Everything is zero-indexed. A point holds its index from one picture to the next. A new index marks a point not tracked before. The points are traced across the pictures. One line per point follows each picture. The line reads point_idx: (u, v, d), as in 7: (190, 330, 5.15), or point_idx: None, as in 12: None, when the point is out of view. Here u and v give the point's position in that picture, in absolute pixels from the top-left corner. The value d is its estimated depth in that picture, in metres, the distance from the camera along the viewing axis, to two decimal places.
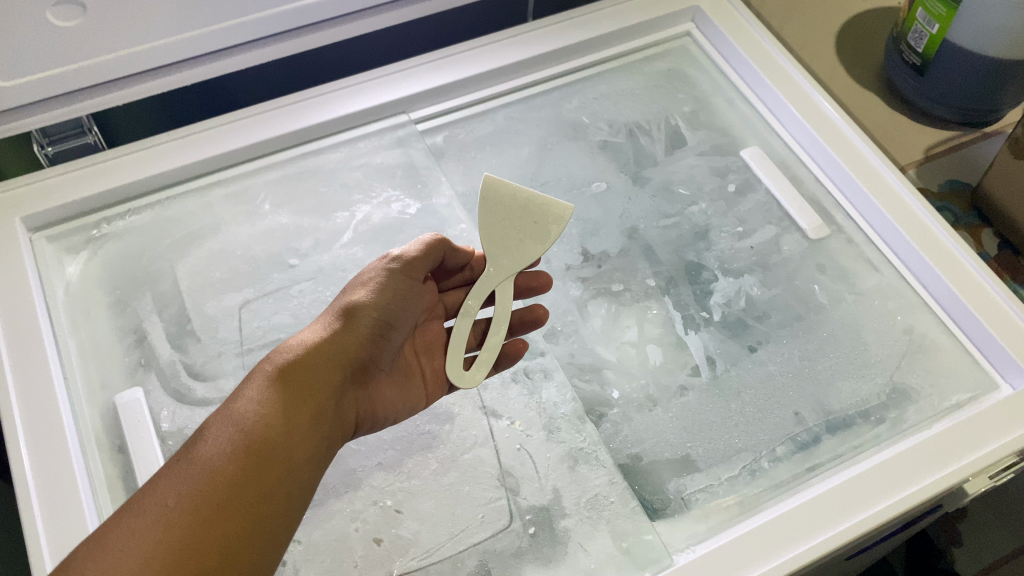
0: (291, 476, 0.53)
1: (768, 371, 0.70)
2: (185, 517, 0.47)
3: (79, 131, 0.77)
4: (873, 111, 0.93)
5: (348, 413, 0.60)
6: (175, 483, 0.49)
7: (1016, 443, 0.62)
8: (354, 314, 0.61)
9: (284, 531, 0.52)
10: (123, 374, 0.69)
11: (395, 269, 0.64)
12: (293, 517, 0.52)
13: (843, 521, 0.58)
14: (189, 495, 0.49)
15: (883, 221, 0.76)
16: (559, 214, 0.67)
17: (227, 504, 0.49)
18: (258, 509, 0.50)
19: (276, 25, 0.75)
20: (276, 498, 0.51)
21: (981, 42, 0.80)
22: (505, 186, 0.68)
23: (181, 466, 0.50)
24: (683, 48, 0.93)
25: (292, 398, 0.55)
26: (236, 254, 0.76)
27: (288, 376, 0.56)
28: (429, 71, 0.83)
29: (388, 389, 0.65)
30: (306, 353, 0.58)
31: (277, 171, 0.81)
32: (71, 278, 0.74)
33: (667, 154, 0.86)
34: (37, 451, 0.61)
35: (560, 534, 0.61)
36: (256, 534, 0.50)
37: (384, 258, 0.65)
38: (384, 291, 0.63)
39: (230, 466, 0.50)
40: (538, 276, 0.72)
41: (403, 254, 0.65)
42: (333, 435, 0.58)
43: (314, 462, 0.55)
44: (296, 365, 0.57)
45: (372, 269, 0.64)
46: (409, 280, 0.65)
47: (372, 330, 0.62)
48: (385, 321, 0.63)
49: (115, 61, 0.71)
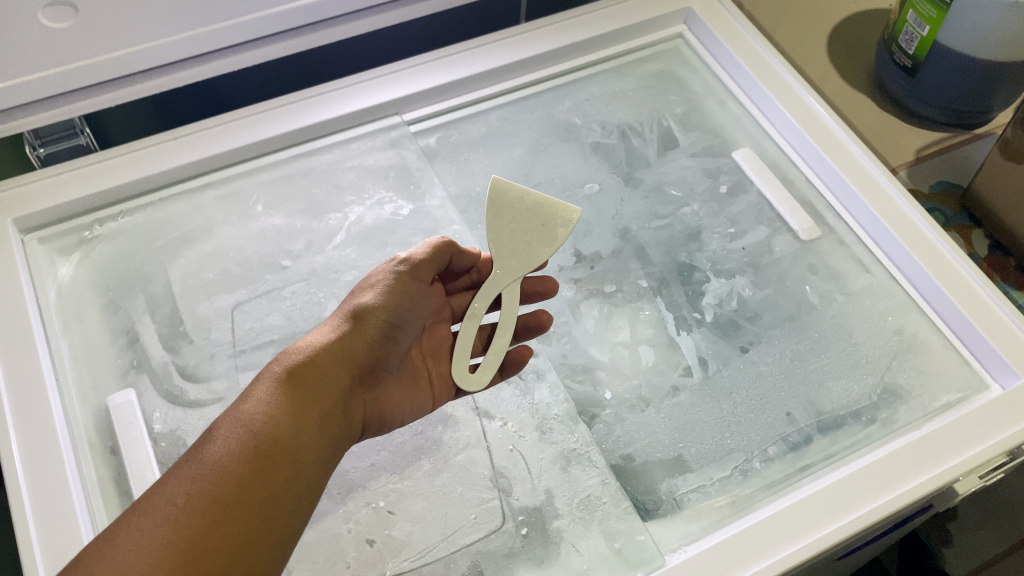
0: (298, 477, 0.53)
1: (760, 371, 0.71)
2: (193, 518, 0.47)
3: (72, 132, 0.77)
4: (864, 113, 0.94)
5: (355, 415, 0.60)
6: (183, 484, 0.49)
7: (1007, 443, 0.63)
8: (363, 316, 0.61)
9: (289, 533, 0.52)
10: (115, 376, 0.69)
11: (403, 272, 0.64)
12: (298, 518, 0.52)
13: (835, 521, 0.59)
14: (197, 495, 0.49)
15: (875, 223, 0.77)
16: (568, 218, 0.67)
17: (235, 505, 0.49)
18: (265, 510, 0.50)
19: (269, 26, 0.75)
20: (283, 499, 0.51)
21: (971, 44, 0.81)
22: (513, 188, 0.68)
23: (188, 466, 0.50)
24: (675, 50, 0.94)
25: (300, 399, 0.55)
26: (229, 255, 0.76)
27: (297, 378, 0.56)
28: (422, 73, 0.83)
29: (396, 391, 0.65)
30: (315, 355, 0.58)
31: (269, 172, 0.81)
32: (63, 280, 0.73)
33: (659, 155, 0.86)
34: (29, 453, 0.61)
35: (553, 534, 0.62)
36: (263, 535, 0.50)
37: (392, 261, 0.65)
38: (393, 293, 0.63)
39: (239, 467, 0.50)
40: (544, 281, 0.71)
41: (411, 256, 0.65)
42: (340, 437, 0.57)
43: (320, 464, 0.55)
44: (305, 367, 0.57)
45: (381, 272, 0.64)
46: (417, 282, 0.65)
47: (381, 332, 0.62)
48: (395, 323, 0.63)
49: (107, 63, 0.70)
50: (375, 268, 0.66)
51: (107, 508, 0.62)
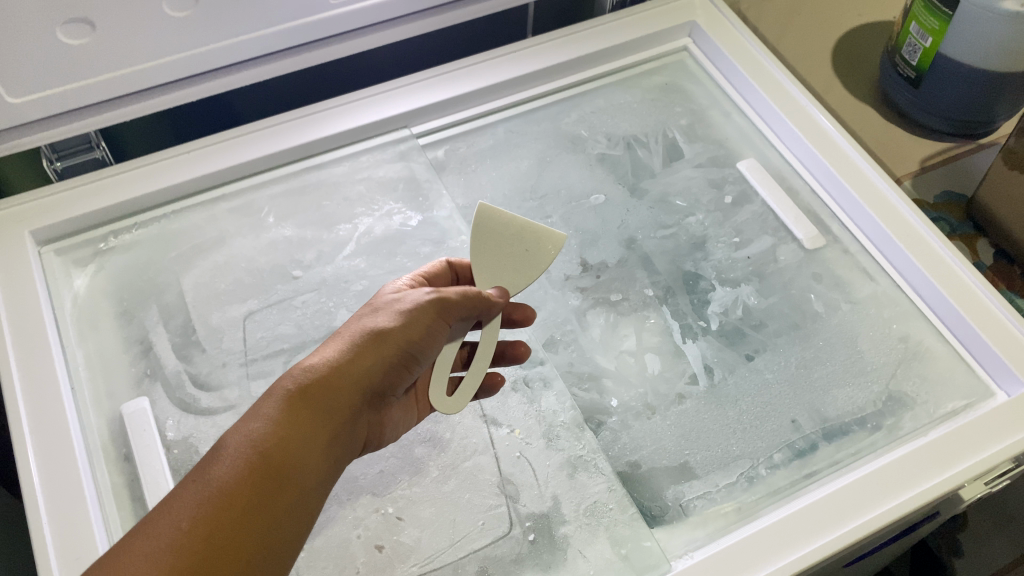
0: (303, 498, 0.52)
1: (765, 379, 0.71)
2: (199, 543, 0.47)
3: (88, 146, 0.79)
4: (869, 123, 0.95)
5: (360, 436, 0.60)
6: (189, 506, 0.49)
7: (1012, 449, 0.63)
8: (388, 354, 0.59)
9: (288, 553, 0.51)
10: (129, 384, 0.70)
11: (434, 309, 0.61)
12: (301, 537, 0.52)
13: (844, 527, 0.59)
14: (203, 520, 0.48)
15: (879, 231, 0.77)
16: (556, 240, 0.69)
17: (239, 529, 0.49)
18: (268, 530, 0.50)
19: (279, 43, 0.77)
20: (286, 521, 0.51)
21: (973, 56, 0.82)
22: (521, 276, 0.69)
23: (194, 488, 0.50)
24: (680, 62, 0.95)
25: (309, 423, 0.54)
26: (241, 266, 0.77)
27: (309, 404, 0.55)
28: (429, 88, 0.85)
29: (398, 411, 0.65)
30: (332, 384, 0.57)
31: (281, 185, 0.83)
32: (79, 291, 0.75)
33: (664, 166, 0.87)
34: (44, 459, 0.62)
35: (560, 540, 0.62)
36: (265, 558, 0.49)
37: (425, 292, 0.62)
38: (420, 330, 0.61)
39: (244, 490, 0.50)
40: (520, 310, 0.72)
41: (445, 293, 0.62)
42: (344, 456, 0.57)
43: (323, 484, 0.55)
44: (319, 393, 0.56)
45: (409, 301, 0.61)
46: (444, 320, 0.62)
47: (400, 364, 0.61)
48: (415, 356, 0.61)
49: (124, 78, 0.72)
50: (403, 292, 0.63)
51: (120, 513, 0.63)
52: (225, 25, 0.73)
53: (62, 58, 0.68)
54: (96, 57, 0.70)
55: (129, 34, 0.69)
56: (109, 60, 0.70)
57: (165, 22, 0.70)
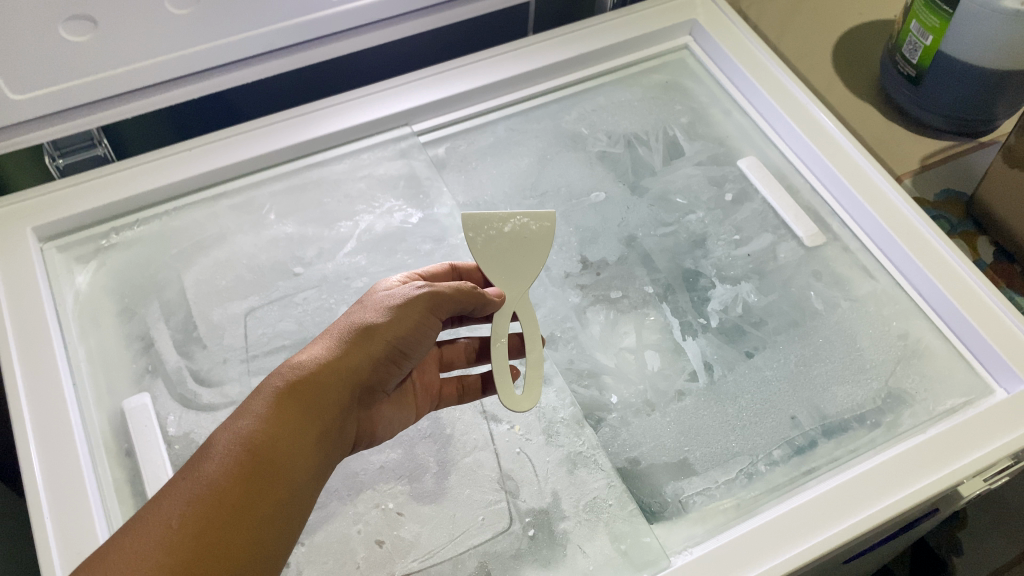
0: (294, 495, 0.53)
1: (764, 376, 0.71)
2: (188, 541, 0.47)
3: (90, 143, 0.79)
4: (869, 121, 0.95)
5: (350, 433, 0.60)
6: (178, 504, 0.49)
7: (1010, 447, 0.63)
8: (375, 347, 0.60)
9: (279, 549, 0.51)
10: (130, 380, 0.70)
11: (422, 302, 0.62)
12: (290, 536, 0.52)
13: (843, 522, 0.59)
14: (192, 517, 0.48)
15: (879, 229, 0.77)
16: (545, 220, 0.71)
17: (229, 527, 0.49)
18: (258, 528, 0.50)
19: (280, 40, 0.77)
20: (276, 517, 0.51)
21: (973, 54, 0.82)
22: (519, 268, 0.69)
23: (184, 486, 0.50)
24: (680, 60, 0.95)
25: (298, 419, 0.55)
26: (242, 262, 0.78)
27: (297, 400, 0.55)
28: (430, 85, 0.85)
29: (389, 409, 0.65)
30: (320, 379, 0.57)
31: (282, 183, 0.83)
32: (80, 287, 0.75)
33: (665, 164, 0.87)
34: (45, 454, 0.63)
35: (559, 536, 0.62)
36: (254, 555, 0.49)
37: (417, 287, 0.63)
38: (408, 327, 0.61)
39: (234, 487, 0.50)
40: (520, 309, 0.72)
41: (437, 288, 0.63)
42: (334, 453, 0.58)
43: (314, 481, 0.55)
44: (308, 389, 0.56)
45: (399, 294, 0.62)
46: (433, 314, 0.63)
47: (387, 359, 0.61)
48: (403, 351, 0.62)
49: (125, 75, 0.72)
50: (391, 285, 0.64)
51: (121, 508, 0.63)
52: (225, 22, 0.73)
53: (63, 53, 0.68)
54: (97, 53, 0.70)
55: (130, 31, 0.69)
56: (111, 57, 0.71)
57: (166, 20, 0.70)
